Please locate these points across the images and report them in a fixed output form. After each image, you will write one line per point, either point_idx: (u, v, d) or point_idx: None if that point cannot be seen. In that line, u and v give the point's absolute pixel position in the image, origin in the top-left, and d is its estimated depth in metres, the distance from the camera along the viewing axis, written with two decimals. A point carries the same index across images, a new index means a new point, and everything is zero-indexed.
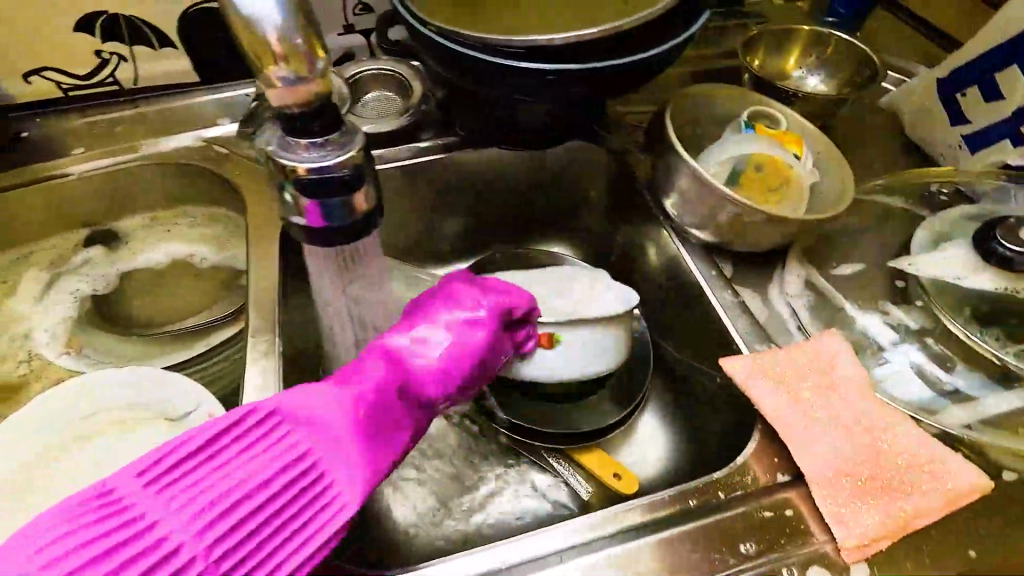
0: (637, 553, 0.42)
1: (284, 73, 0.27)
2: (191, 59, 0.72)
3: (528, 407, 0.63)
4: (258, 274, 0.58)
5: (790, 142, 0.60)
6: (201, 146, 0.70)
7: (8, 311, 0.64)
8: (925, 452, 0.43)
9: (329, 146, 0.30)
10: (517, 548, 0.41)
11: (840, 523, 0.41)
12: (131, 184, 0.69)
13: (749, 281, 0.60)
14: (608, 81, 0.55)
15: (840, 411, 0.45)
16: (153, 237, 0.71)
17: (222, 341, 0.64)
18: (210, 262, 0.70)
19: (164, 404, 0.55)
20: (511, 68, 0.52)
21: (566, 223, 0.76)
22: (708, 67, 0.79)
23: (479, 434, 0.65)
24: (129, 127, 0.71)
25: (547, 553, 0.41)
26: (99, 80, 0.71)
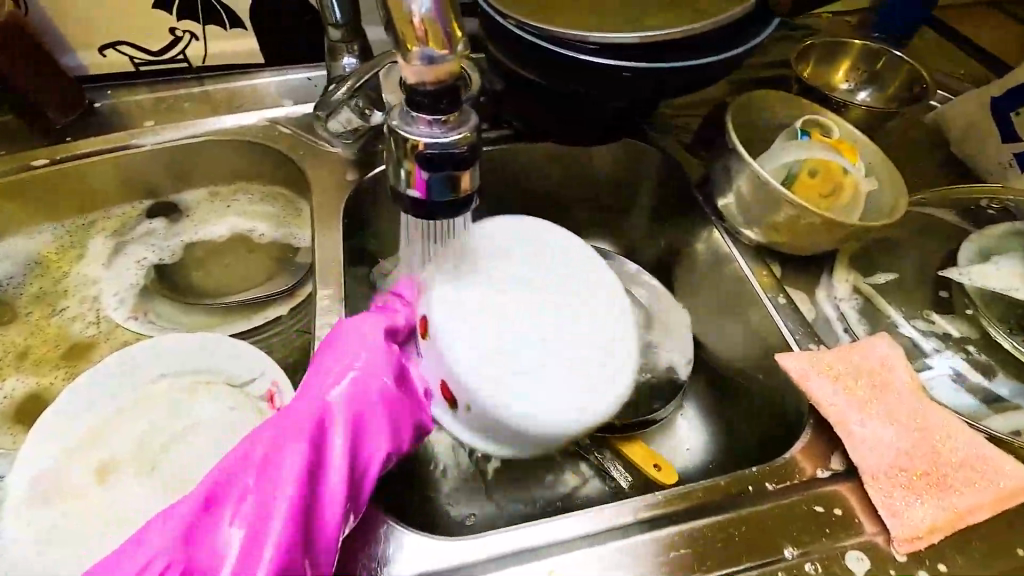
0: (687, 533, 0.43)
1: (427, 52, 0.30)
2: (259, 41, 0.73)
3: None
4: (324, 251, 0.60)
5: (847, 150, 0.61)
6: (264, 125, 0.72)
7: (80, 274, 0.67)
8: (978, 455, 0.45)
9: (447, 126, 0.32)
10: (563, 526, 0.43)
11: (892, 515, 0.43)
12: (197, 160, 0.72)
13: (798, 283, 0.62)
14: (675, 83, 0.57)
15: (897, 412, 0.47)
16: (214, 211, 0.74)
17: (279, 314, 0.66)
18: (268, 238, 0.73)
19: (227, 372, 0.57)
20: (586, 62, 0.54)
21: (612, 219, 0.78)
22: (760, 74, 0.81)
23: None
24: (195, 104, 0.73)
25: (589, 533, 0.43)
26: (170, 56, 0.72)
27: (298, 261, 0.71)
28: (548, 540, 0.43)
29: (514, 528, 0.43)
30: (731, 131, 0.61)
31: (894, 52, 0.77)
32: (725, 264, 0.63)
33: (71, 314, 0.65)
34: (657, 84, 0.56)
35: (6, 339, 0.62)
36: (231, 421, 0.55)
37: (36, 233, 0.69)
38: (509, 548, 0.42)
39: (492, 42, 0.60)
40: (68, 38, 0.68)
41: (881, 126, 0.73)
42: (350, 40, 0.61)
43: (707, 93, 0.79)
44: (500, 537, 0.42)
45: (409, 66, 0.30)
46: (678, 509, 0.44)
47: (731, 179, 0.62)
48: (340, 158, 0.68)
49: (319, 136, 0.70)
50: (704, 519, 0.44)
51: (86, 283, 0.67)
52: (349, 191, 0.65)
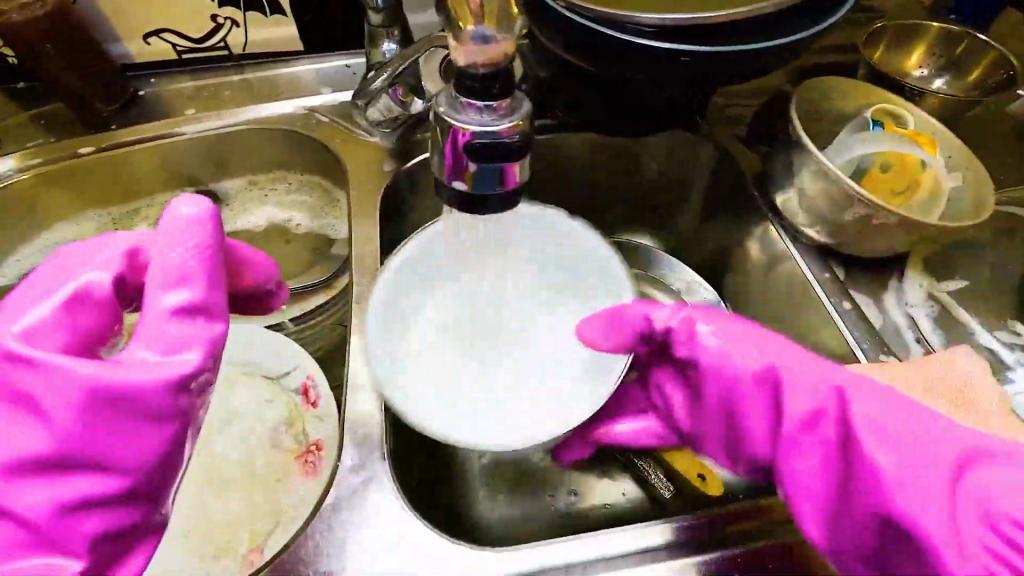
0: (733, 557, 0.43)
1: (481, 31, 0.27)
2: (299, 28, 0.72)
3: None
4: (361, 244, 0.59)
5: (925, 143, 0.56)
6: (303, 114, 0.71)
7: None
8: None
9: (499, 113, 0.30)
10: (601, 543, 0.43)
11: None
12: (237, 149, 0.72)
13: (865, 287, 0.57)
14: (736, 69, 0.53)
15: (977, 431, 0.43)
16: (253, 201, 0.74)
17: (316, 306, 0.65)
18: (305, 229, 0.73)
19: (262, 365, 0.56)
20: (641, 46, 0.50)
21: (655, 213, 0.74)
22: (824, 60, 0.75)
23: None
24: (235, 93, 0.73)
25: (629, 552, 0.42)
26: (211, 44, 0.72)
27: (335, 253, 0.70)
28: (592, 557, 0.42)
29: (546, 546, 0.42)
30: (795, 120, 0.57)
31: (977, 34, 0.70)
32: (782, 264, 0.59)
33: None
34: (716, 71, 0.52)
35: None
36: (267, 415, 0.54)
37: (82, 220, 0.70)
38: (549, 563, 0.41)
39: (538, 25, 0.57)
40: (114, 25, 0.68)
41: (960, 116, 0.67)
42: (391, 25, 0.59)
43: (764, 81, 0.74)
44: (540, 552, 0.42)
45: (461, 47, 0.27)
46: (724, 532, 0.43)
47: (793, 174, 0.57)
48: (378, 148, 0.66)
49: (357, 125, 0.68)
50: (749, 544, 0.43)
51: None
52: (388, 182, 0.63)
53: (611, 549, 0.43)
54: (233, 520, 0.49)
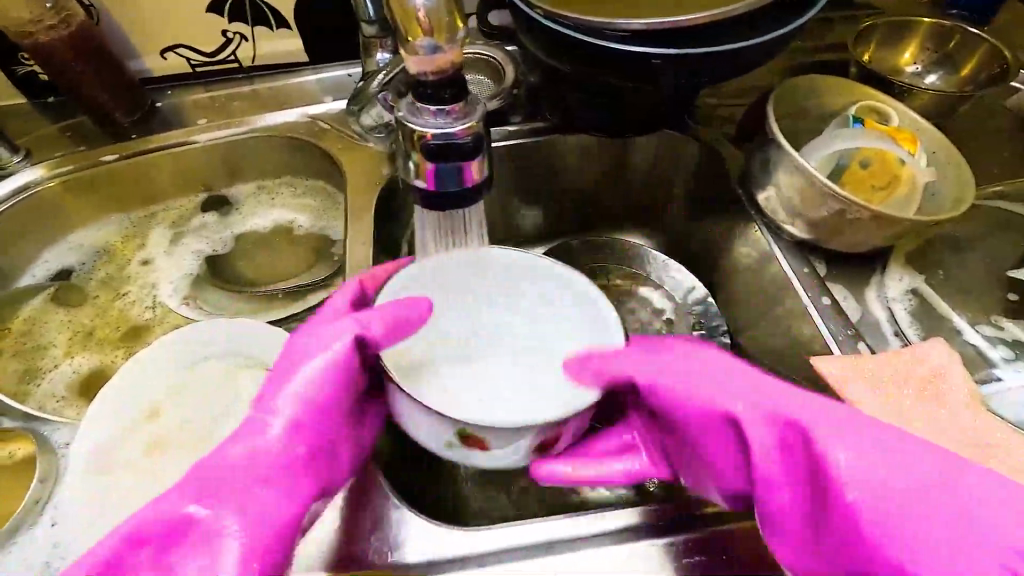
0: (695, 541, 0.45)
1: (429, 42, 0.29)
2: (303, 40, 0.76)
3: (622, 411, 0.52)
4: (356, 244, 0.62)
5: (905, 140, 0.56)
6: (306, 121, 0.75)
7: (142, 261, 0.73)
8: None
9: (453, 116, 0.32)
10: (563, 526, 0.45)
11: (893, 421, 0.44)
12: (245, 155, 0.76)
13: (845, 280, 0.57)
14: (711, 70, 0.54)
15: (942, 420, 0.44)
16: (259, 204, 0.78)
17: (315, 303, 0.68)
18: (307, 230, 0.76)
19: (263, 357, 0.60)
20: (613, 51, 0.52)
21: (643, 213, 0.75)
22: (815, 59, 0.75)
23: None
24: (244, 103, 0.77)
25: (593, 535, 0.44)
26: (222, 58, 0.76)
27: (335, 253, 0.74)
28: (559, 537, 0.44)
29: (504, 527, 0.44)
30: (772, 118, 0.58)
31: (969, 28, 0.70)
32: (764, 260, 0.60)
33: (131, 299, 0.70)
34: (692, 71, 0.54)
35: (74, 321, 0.68)
36: None
37: (104, 222, 0.75)
38: (519, 542, 0.44)
39: (523, 32, 0.60)
40: (133, 42, 0.73)
41: (952, 111, 0.66)
42: (383, 35, 0.62)
43: (754, 82, 0.75)
44: (500, 531, 0.44)
45: (411, 56, 0.30)
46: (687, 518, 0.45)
47: (772, 171, 0.58)
48: (376, 153, 0.69)
49: (355, 131, 0.72)
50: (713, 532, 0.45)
51: (145, 270, 0.73)
52: (382, 185, 0.67)
53: (575, 531, 0.45)
54: None
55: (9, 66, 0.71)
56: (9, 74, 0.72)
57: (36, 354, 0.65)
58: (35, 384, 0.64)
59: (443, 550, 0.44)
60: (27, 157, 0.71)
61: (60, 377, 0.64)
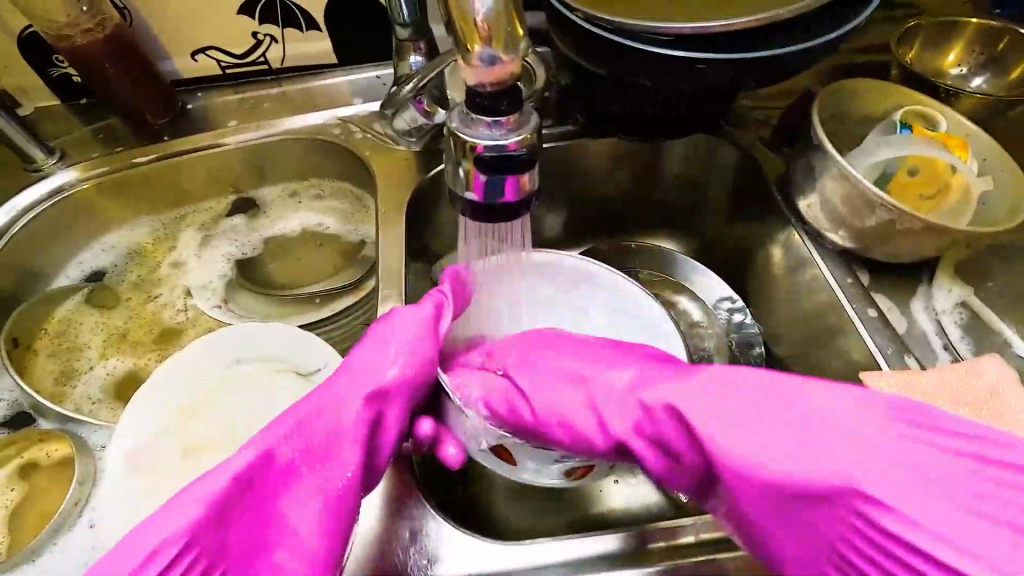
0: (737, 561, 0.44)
1: (488, 53, 0.29)
2: (333, 42, 0.76)
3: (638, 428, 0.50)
4: (388, 248, 0.62)
5: (956, 146, 0.54)
6: (336, 123, 0.75)
7: (173, 263, 0.74)
8: None
9: (508, 127, 0.31)
10: (604, 544, 0.44)
11: None
12: (276, 156, 0.76)
13: (890, 291, 0.56)
14: (756, 74, 0.52)
15: None
16: (289, 206, 0.78)
17: (345, 307, 0.68)
18: (337, 233, 0.76)
19: (295, 362, 0.60)
20: (655, 55, 0.51)
21: (676, 218, 0.74)
22: (854, 60, 0.73)
23: None
24: (273, 105, 0.77)
25: (633, 553, 0.44)
26: (252, 59, 0.76)
27: (365, 256, 0.74)
28: (600, 553, 0.44)
29: (545, 543, 0.44)
30: (816, 122, 0.56)
31: (1019, 30, 0.67)
32: (805, 268, 0.59)
33: (163, 302, 0.71)
34: (735, 75, 0.52)
35: (108, 323, 0.69)
36: None
37: (135, 223, 0.76)
38: (562, 559, 0.43)
39: (558, 34, 0.59)
40: (166, 45, 0.73)
41: (1001, 116, 0.64)
42: (418, 38, 0.62)
43: (790, 84, 0.73)
44: (541, 548, 0.44)
45: (469, 67, 0.29)
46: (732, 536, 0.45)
47: (815, 178, 0.57)
48: (407, 156, 0.69)
49: (386, 133, 0.71)
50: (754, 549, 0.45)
51: (177, 272, 0.73)
52: (413, 188, 0.66)
53: (616, 550, 0.44)
54: None
55: (44, 68, 0.71)
56: (44, 76, 0.72)
57: (71, 357, 0.66)
58: (72, 385, 0.64)
59: (484, 567, 0.43)
60: (61, 159, 0.71)
61: (95, 379, 0.65)
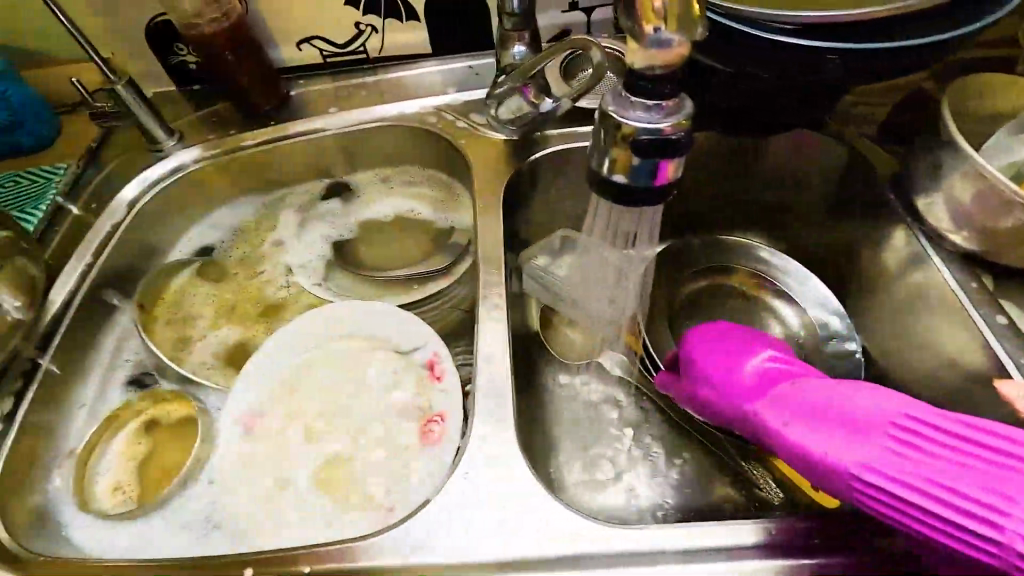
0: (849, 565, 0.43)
1: (659, 34, 0.29)
2: (430, 33, 0.78)
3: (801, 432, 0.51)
4: (486, 234, 0.63)
5: None
6: (430, 112, 0.77)
7: (274, 242, 0.78)
8: None
9: (664, 109, 0.32)
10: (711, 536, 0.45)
11: None
12: (372, 143, 0.79)
13: (1016, 298, 0.53)
14: (883, 65, 0.50)
15: None
16: (382, 192, 0.81)
17: (437, 290, 0.70)
18: (427, 219, 0.79)
19: (394, 340, 0.63)
20: (781, 46, 0.50)
21: (770, 215, 0.72)
22: (973, 53, 0.69)
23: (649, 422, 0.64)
24: (371, 93, 0.80)
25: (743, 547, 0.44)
26: (353, 49, 0.79)
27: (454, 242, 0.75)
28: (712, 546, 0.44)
29: (651, 529, 0.44)
30: (943, 117, 0.54)
31: None
32: (920, 271, 0.56)
33: (267, 278, 0.75)
34: (862, 67, 0.51)
35: (218, 295, 0.73)
36: (395, 385, 0.60)
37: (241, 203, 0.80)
38: (673, 546, 0.44)
39: None
40: (275, 35, 0.77)
41: None
42: (523, 27, 0.63)
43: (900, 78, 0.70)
44: (647, 534, 0.44)
45: (636, 49, 0.30)
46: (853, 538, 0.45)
47: (938, 176, 0.54)
48: (501, 145, 0.70)
49: (481, 122, 0.73)
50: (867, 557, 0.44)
51: (279, 250, 0.77)
52: (510, 177, 0.67)
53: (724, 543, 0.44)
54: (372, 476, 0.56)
55: (167, 56, 0.76)
56: (166, 63, 0.77)
57: (185, 325, 0.70)
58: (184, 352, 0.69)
59: (591, 549, 0.44)
60: (180, 140, 0.76)
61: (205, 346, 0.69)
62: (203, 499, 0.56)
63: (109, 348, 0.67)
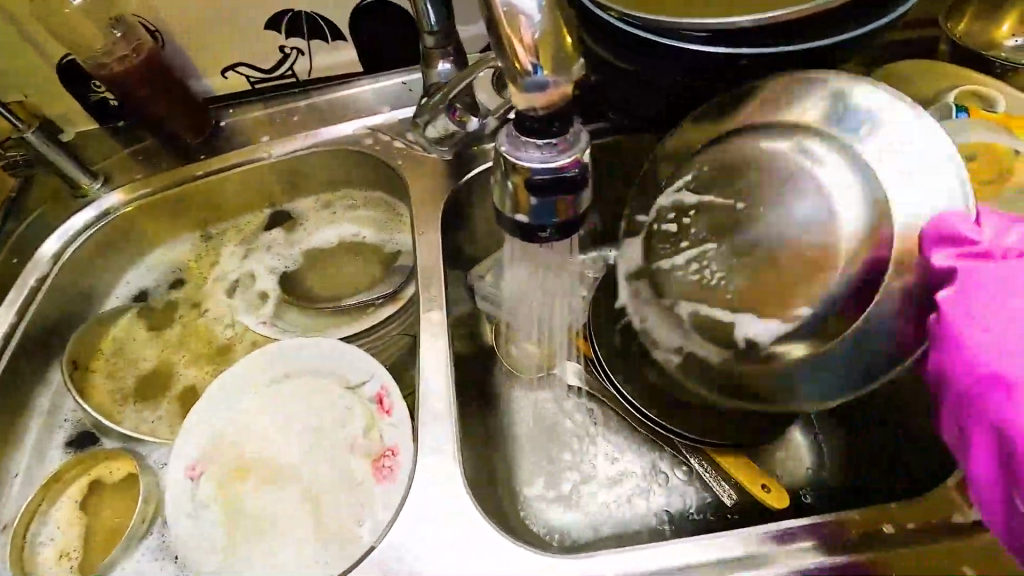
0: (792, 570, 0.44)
1: (537, 77, 0.28)
2: (358, 51, 0.76)
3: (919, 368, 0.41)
4: (426, 259, 0.62)
5: (1017, 128, 0.52)
6: (366, 133, 0.75)
7: (215, 279, 0.75)
8: None
9: (558, 149, 0.31)
10: (662, 556, 0.45)
11: None
12: (310, 169, 0.77)
13: None
14: (800, 63, 0.50)
15: None
16: (325, 218, 0.79)
17: (385, 317, 0.69)
18: (372, 243, 0.77)
19: (340, 375, 0.61)
20: (695, 53, 0.49)
21: None
22: (900, 35, 0.69)
23: (608, 432, 0.64)
24: (303, 117, 0.78)
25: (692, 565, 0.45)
26: (280, 73, 0.76)
27: (401, 265, 0.74)
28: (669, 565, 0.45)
29: (600, 556, 0.45)
30: None
31: None
32: None
33: (210, 317, 0.72)
34: (780, 67, 0.50)
35: (160, 340, 0.71)
36: (344, 421, 0.59)
37: (178, 241, 0.78)
38: (632, 569, 0.44)
39: (589, 33, 0.57)
40: (196, 65, 0.74)
41: None
42: (445, 45, 0.61)
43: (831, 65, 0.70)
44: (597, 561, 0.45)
45: (518, 92, 0.29)
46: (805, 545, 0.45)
47: None
48: (438, 163, 0.69)
49: (417, 141, 0.71)
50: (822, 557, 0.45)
51: (220, 288, 0.75)
52: (448, 197, 0.66)
53: (674, 562, 0.45)
54: (327, 519, 0.55)
55: (83, 94, 0.73)
56: (83, 102, 0.74)
57: (127, 374, 0.68)
58: (127, 402, 0.66)
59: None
60: (105, 182, 0.74)
61: (150, 395, 0.67)
62: (154, 551, 0.55)
63: (48, 406, 0.65)
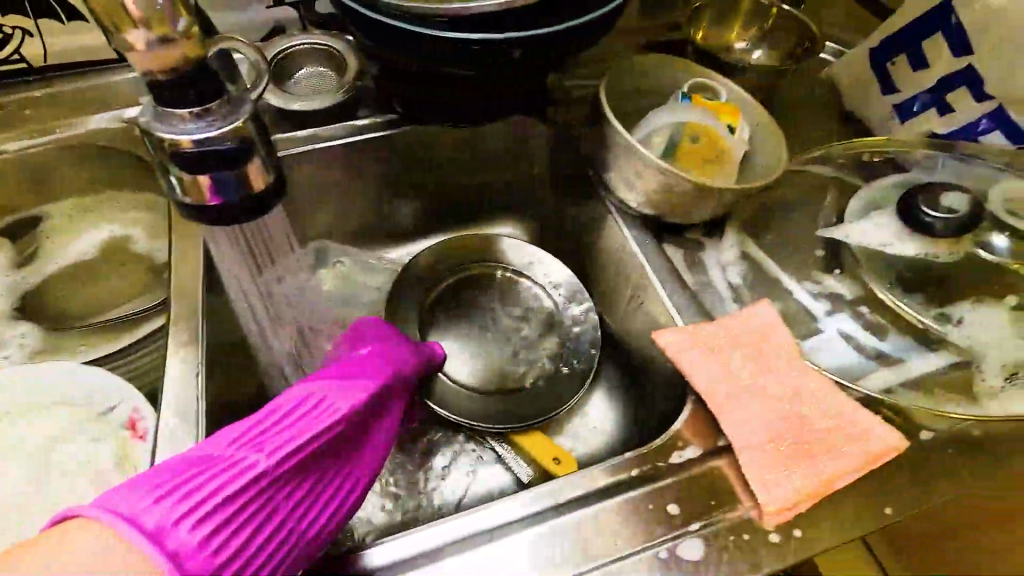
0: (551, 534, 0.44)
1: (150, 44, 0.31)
2: (105, 36, 0.66)
3: (518, 524, 0.43)
4: (181, 262, 0.55)
5: (727, 113, 0.60)
6: (121, 127, 0.67)
7: None
8: (833, 418, 0.46)
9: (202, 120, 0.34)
10: (454, 527, 0.43)
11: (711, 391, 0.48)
12: (54, 170, 0.66)
13: (684, 251, 0.61)
14: (541, 54, 0.53)
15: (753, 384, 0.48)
16: (77, 227, 0.69)
17: (151, 331, 0.63)
18: (141, 250, 0.69)
19: (86, 405, 0.53)
20: (432, 37, 0.50)
21: (506, 202, 0.75)
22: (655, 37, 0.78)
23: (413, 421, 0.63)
24: (38, 110, 0.65)
25: (491, 528, 0.42)
26: (2, 58, 0.64)
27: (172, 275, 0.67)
28: (513, 516, 0.43)
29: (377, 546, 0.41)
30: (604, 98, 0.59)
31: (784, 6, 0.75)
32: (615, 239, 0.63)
33: None
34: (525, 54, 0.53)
35: None
36: (89, 455, 0.51)
37: None
38: (432, 545, 0.42)
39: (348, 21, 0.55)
40: None
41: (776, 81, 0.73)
42: None
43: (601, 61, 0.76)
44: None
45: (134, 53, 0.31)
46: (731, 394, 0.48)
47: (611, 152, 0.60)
48: None
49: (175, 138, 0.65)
50: None
51: None
52: None
53: (463, 530, 0.42)
54: None
55: None
56: None
57: None
58: None
59: None
60: None
61: None
62: None
63: None
